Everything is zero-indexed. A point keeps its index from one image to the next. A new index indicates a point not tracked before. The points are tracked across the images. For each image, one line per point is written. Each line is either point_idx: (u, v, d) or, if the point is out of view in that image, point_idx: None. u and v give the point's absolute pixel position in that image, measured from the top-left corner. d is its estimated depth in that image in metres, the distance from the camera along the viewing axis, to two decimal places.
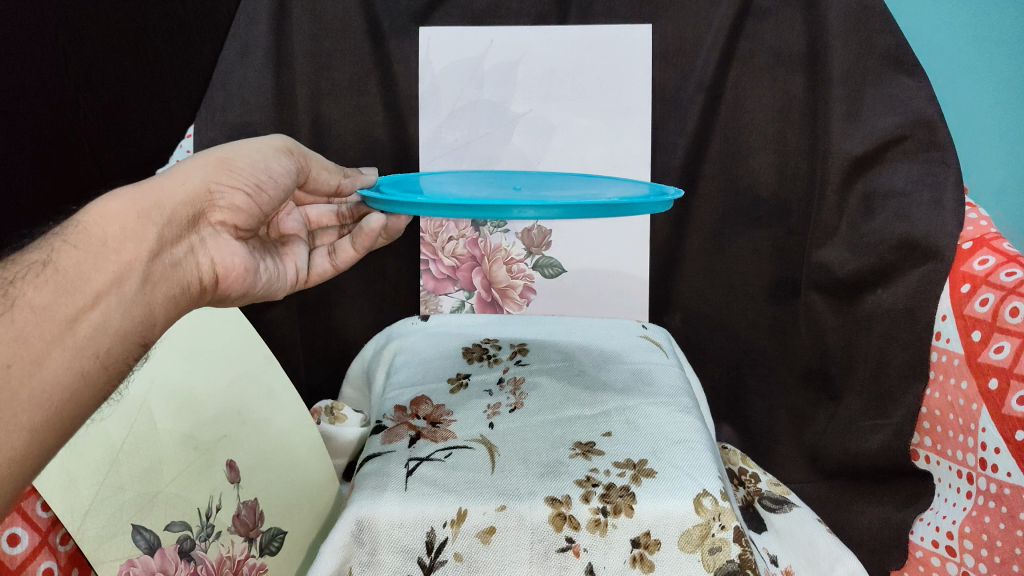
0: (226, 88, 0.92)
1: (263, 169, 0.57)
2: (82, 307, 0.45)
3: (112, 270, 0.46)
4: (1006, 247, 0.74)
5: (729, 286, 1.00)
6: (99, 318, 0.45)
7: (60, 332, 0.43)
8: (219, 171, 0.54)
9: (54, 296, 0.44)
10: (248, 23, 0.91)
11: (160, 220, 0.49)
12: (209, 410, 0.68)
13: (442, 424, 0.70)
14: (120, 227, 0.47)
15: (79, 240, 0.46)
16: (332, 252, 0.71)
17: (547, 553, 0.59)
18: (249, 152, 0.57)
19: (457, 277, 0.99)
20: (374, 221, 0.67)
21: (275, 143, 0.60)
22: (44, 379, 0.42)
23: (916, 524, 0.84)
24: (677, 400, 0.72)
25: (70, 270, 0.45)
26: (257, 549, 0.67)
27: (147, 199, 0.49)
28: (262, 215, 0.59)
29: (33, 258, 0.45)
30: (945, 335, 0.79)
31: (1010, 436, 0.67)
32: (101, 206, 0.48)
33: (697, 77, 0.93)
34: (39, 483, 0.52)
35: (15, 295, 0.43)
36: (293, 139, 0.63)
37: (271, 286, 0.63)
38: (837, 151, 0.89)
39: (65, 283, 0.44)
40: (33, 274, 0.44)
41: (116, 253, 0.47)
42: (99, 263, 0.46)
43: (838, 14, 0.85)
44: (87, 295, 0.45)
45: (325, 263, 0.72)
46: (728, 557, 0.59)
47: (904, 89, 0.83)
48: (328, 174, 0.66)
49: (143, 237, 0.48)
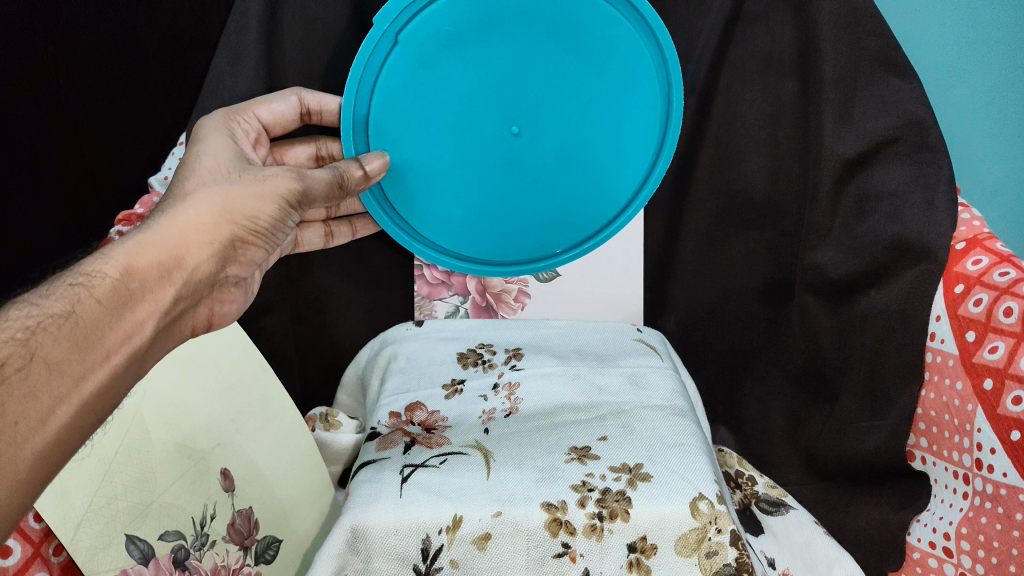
0: (217, 97, 0.87)
1: (283, 226, 0.61)
2: (93, 364, 0.47)
3: (127, 331, 0.49)
4: (999, 247, 0.76)
5: (723, 289, 1.01)
6: (107, 375, 0.47)
7: (68, 389, 0.45)
8: (245, 229, 0.57)
9: (68, 352, 0.46)
10: (238, 31, 0.84)
11: (181, 278, 0.53)
12: (201, 420, 0.68)
13: (436, 430, 0.72)
14: (144, 290, 0.50)
15: (102, 300, 0.48)
16: (330, 237, 0.81)
17: (543, 558, 0.60)
18: (266, 204, 0.58)
19: (452, 282, 0.86)
20: None
21: (291, 185, 0.60)
22: (48, 435, 0.44)
23: (913, 525, 0.85)
24: (671, 403, 0.72)
25: (88, 325, 0.47)
26: (253, 558, 0.67)
27: (171, 259, 0.53)
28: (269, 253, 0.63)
29: (55, 309, 0.47)
30: (939, 335, 0.79)
31: (1005, 436, 0.69)
32: (129, 267, 0.50)
33: (687, 82, 0.92)
34: (39, 504, 0.52)
35: (33, 346, 0.45)
36: (304, 175, 0.61)
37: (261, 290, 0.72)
38: (829, 153, 0.87)
39: (80, 338, 0.46)
40: (55, 326, 0.46)
41: (133, 309, 0.49)
42: (119, 324, 0.49)
43: (827, 16, 0.83)
44: (98, 353, 0.47)
45: (318, 241, 0.80)
46: (725, 561, 0.60)
47: (895, 91, 0.82)
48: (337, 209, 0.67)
49: (161, 296, 0.52)
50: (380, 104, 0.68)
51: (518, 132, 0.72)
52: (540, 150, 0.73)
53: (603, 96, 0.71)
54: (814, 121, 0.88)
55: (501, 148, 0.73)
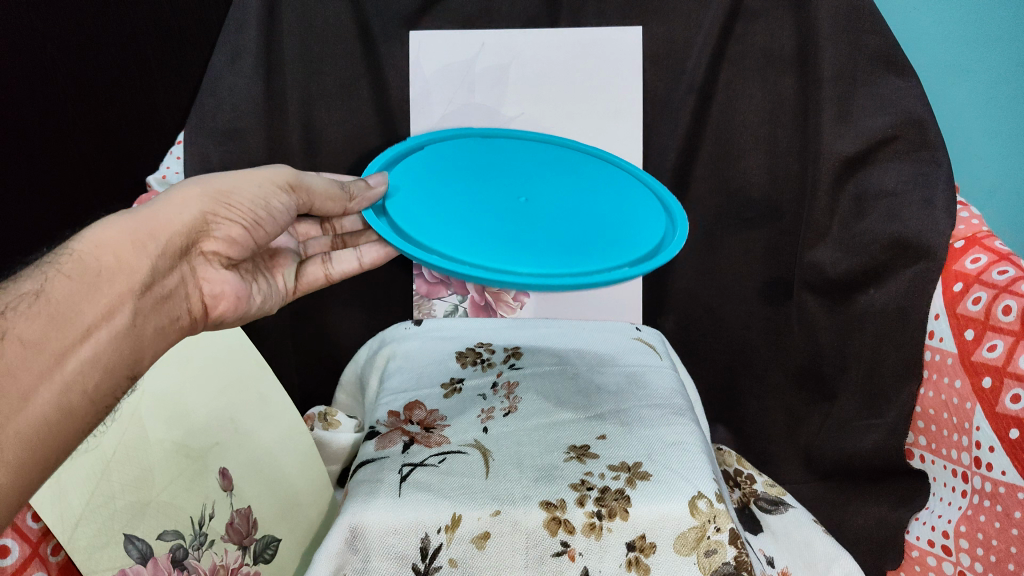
0: (215, 95, 0.87)
1: (262, 206, 0.60)
2: (71, 341, 0.46)
3: (104, 304, 0.48)
4: (998, 245, 0.74)
5: (721, 287, 1.01)
6: (92, 351, 0.47)
7: (49, 366, 0.45)
8: (217, 204, 0.57)
9: (45, 330, 0.45)
10: (237, 31, 0.85)
11: (154, 250, 0.52)
12: (199, 419, 0.68)
13: (436, 429, 0.70)
14: (117, 261, 0.50)
15: (74, 272, 0.48)
16: (327, 263, 0.73)
17: (542, 558, 0.59)
18: (243, 183, 0.59)
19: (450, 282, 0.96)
20: (369, 256, 0.71)
21: (276, 176, 0.62)
22: (30, 417, 0.43)
23: (911, 524, 0.84)
24: (671, 402, 0.72)
25: (61, 299, 0.46)
26: (252, 557, 0.67)
27: (144, 229, 0.52)
28: (257, 245, 0.61)
29: (23, 288, 0.46)
30: (938, 334, 0.78)
31: (1004, 434, 0.67)
32: (103, 238, 0.50)
33: (687, 79, 0.93)
34: (34, 498, 0.52)
35: (5, 325, 0.44)
36: (298, 172, 0.63)
37: (269, 304, 0.67)
38: (828, 152, 0.87)
39: (56, 314, 0.46)
40: (24, 304, 0.45)
41: (104, 279, 0.49)
42: (94, 295, 0.48)
43: (827, 14, 0.84)
44: (76, 328, 0.46)
45: (320, 276, 0.72)
46: (724, 559, 0.59)
47: (894, 89, 0.82)
48: (333, 205, 0.65)
49: (133, 265, 0.50)
50: (397, 166, 0.71)
51: (526, 199, 0.68)
52: (548, 208, 0.68)
53: (606, 188, 0.72)
54: (814, 119, 0.89)
55: (506, 208, 0.67)
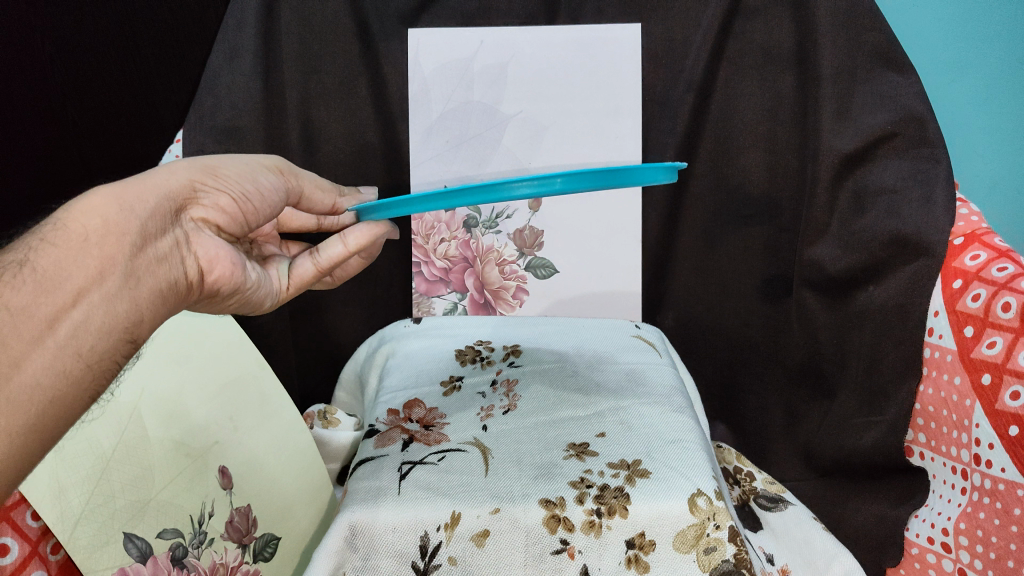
0: (214, 92, 0.89)
1: (251, 180, 0.53)
2: (61, 307, 0.41)
3: (94, 265, 0.42)
4: (997, 242, 0.74)
5: (721, 285, 1.00)
6: (82, 315, 0.42)
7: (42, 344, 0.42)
8: (205, 173, 0.51)
9: (33, 295, 0.41)
10: (236, 28, 0.88)
11: (141, 209, 0.45)
12: (197, 418, 0.68)
13: (434, 427, 0.70)
14: (102, 220, 0.43)
15: (59, 237, 0.42)
16: (314, 253, 0.62)
17: (541, 555, 0.59)
18: (229, 160, 0.53)
19: (449, 279, 0.97)
20: (355, 236, 0.60)
21: (265, 161, 0.56)
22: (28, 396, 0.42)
23: (910, 521, 0.83)
24: (670, 399, 0.72)
25: (49, 267, 0.41)
26: (252, 555, 0.67)
27: (128, 189, 0.45)
28: (252, 222, 0.54)
29: (10, 257, 0.42)
30: (937, 330, 0.79)
31: (1004, 432, 0.67)
32: (83, 201, 0.44)
33: (686, 77, 0.92)
34: (27, 491, 0.52)
35: None
36: (285, 161, 0.59)
37: (264, 289, 0.59)
38: (827, 149, 0.88)
39: (44, 282, 0.41)
40: (13, 271, 0.41)
41: (91, 243, 0.43)
42: (80, 259, 0.42)
43: (826, 13, 0.85)
44: (66, 294, 0.41)
45: (308, 266, 0.63)
46: (723, 557, 0.59)
47: (893, 86, 0.83)
48: (321, 193, 0.62)
49: (123, 225, 0.44)
50: None
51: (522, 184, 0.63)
52: None
53: None
54: (813, 116, 0.89)
55: None
